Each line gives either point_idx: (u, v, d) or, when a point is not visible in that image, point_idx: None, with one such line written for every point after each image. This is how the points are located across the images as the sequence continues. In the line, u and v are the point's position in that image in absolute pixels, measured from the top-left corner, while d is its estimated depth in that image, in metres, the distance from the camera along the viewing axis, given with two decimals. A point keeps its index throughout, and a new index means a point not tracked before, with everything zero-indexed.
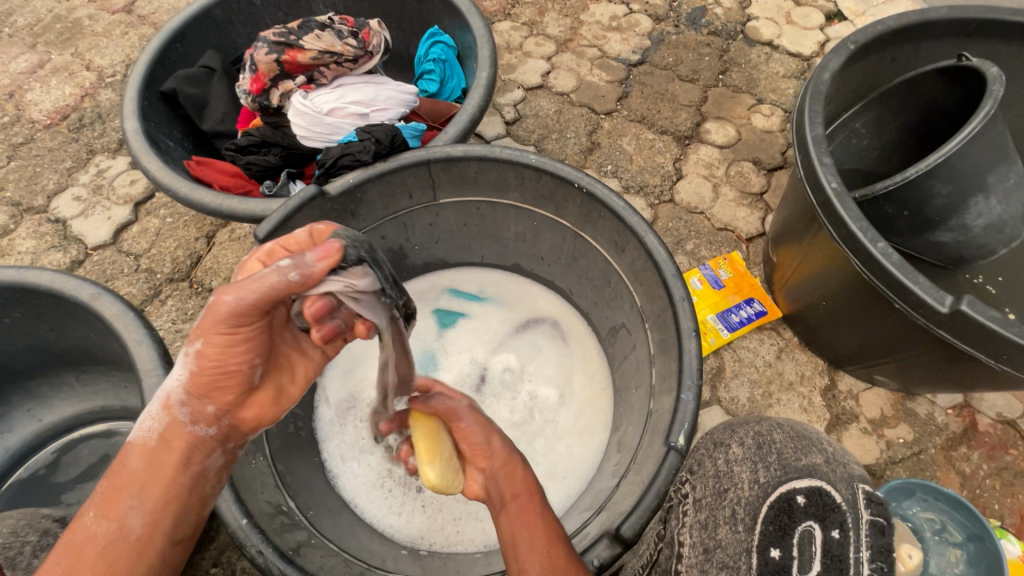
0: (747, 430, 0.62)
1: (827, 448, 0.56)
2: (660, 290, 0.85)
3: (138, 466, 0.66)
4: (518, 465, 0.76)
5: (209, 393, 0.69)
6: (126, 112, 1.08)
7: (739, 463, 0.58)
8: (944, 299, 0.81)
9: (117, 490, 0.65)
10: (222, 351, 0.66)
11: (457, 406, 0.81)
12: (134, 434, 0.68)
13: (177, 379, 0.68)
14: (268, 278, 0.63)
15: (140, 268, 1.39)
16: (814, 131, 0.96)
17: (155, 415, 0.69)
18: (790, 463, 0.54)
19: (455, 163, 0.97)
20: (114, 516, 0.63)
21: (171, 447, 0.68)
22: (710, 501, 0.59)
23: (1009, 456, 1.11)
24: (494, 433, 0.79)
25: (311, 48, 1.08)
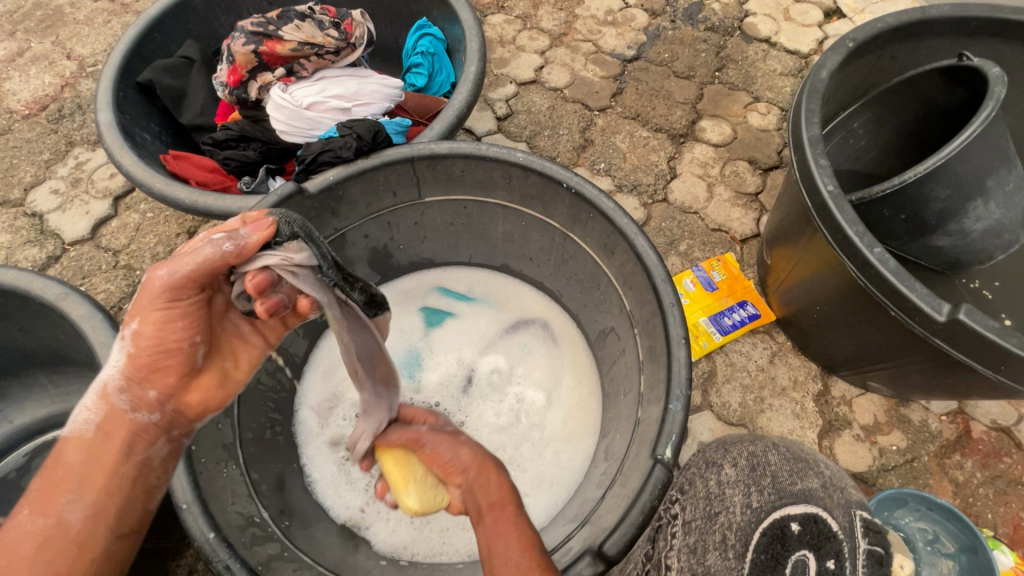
0: (739, 450, 0.66)
1: (822, 473, 0.61)
2: (649, 294, 0.82)
3: (77, 458, 0.67)
4: (493, 470, 0.70)
5: (150, 377, 0.70)
6: (100, 103, 1.04)
7: (731, 486, 0.61)
8: (941, 307, 0.78)
9: (58, 483, 0.66)
10: (159, 329, 0.68)
11: (419, 432, 0.78)
12: (71, 428, 0.69)
13: (114, 367, 0.70)
14: (198, 251, 0.66)
15: (119, 265, 1.35)
16: (810, 132, 0.93)
17: (93, 406, 0.70)
18: (785, 487, 0.58)
19: (440, 160, 0.93)
20: (53, 511, 0.64)
21: (111, 435, 0.69)
22: (700, 524, 0.61)
23: (1003, 465, 1.10)
24: (463, 444, 0.74)
25: (291, 39, 1.05)
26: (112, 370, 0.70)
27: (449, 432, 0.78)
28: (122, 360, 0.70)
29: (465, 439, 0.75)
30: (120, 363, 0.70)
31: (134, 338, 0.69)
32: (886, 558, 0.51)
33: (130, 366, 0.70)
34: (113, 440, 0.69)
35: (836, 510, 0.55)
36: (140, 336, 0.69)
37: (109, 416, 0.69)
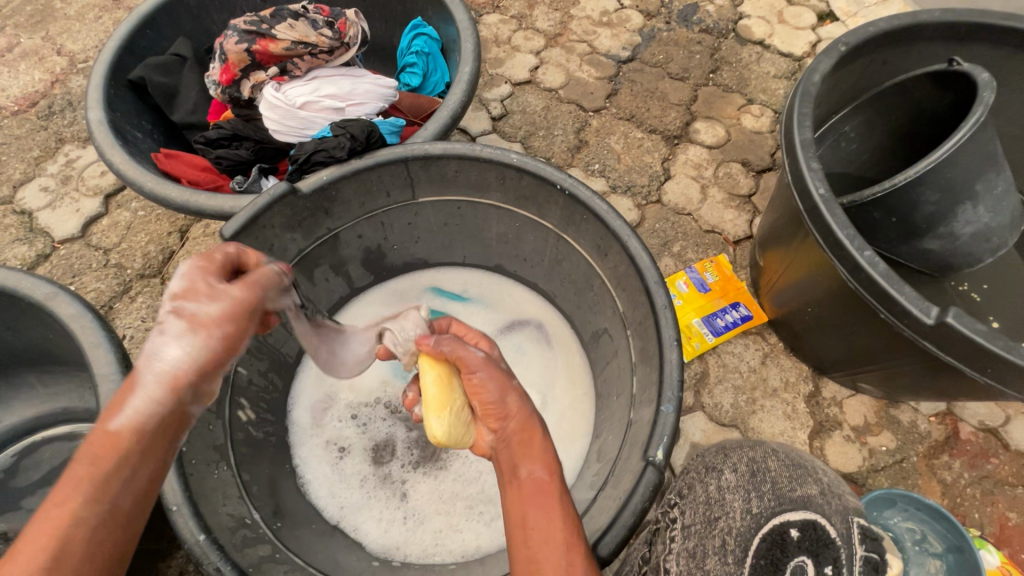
0: (741, 456, 0.66)
1: (820, 479, 0.60)
2: (642, 296, 0.83)
3: (138, 448, 0.54)
4: (540, 432, 0.66)
5: (216, 369, 0.61)
6: (91, 101, 1.03)
7: (732, 492, 0.61)
8: (929, 310, 0.79)
9: (110, 473, 0.51)
10: (239, 328, 0.63)
11: (471, 354, 0.71)
12: (120, 419, 0.54)
13: (187, 353, 0.59)
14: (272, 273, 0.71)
15: (110, 264, 1.34)
16: (802, 135, 0.94)
17: (154, 393, 0.56)
18: (783, 494, 0.58)
19: (434, 161, 0.93)
20: (109, 496, 0.51)
21: (174, 425, 0.57)
22: (700, 529, 0.62)
23: (990, 465, 1.11)
24: (512, 390, 0.69)
25: (284, 37, 1.04)
26: (176, 357, 0.58)
27: (501, 368, 0.72)
28: (198, 347, 0.59)
29: (516, 384, 0.70)
30: (191, 350, 0.59)
31: (212, 332, 0.60)
32: (880, 564, 0.51)
33: (205, 356, 0.60)
34: (172, 431, 0.57)
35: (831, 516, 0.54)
36: (213, 327, 0.61)
37: (176, 407, 0.57)
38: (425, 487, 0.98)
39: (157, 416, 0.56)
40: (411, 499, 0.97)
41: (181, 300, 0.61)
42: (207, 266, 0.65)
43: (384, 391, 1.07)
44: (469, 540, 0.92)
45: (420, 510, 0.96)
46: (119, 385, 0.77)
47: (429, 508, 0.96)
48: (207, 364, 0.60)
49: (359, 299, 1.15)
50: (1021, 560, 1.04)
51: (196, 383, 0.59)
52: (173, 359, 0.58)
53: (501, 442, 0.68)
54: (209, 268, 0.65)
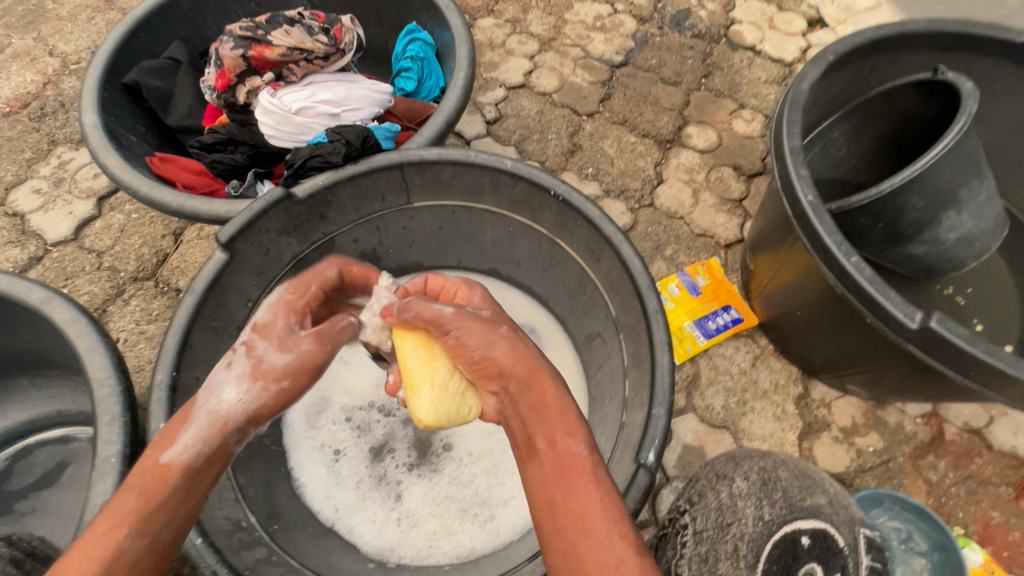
0: (751, 463, 0.69)
1: (822, 488, 0.67)
2: (634, 300, 0.84)
3: (182, 485, 0.60)
4: (548, 387, 0.64)
5: (266, 416, 0.67)
6: (85, 105, 1.04)
7: (745, 499, 0.65)
8: (913, 315, 0.81)
9: (153, 504, 0.58)
10: (298, 386, 0.67)
11: (442, 313, 0.69)
12: (172, 453, 0.61)
13: (237, 400, 0.64)
14: (347, 326, 0.75)
15: (103, 266, 1.33)
16: (791, 142, 0.96)
17: (204, 434, 0.62)
18: (793, 503, 0.64)
19: (429, 166, 0.94)
20: (151, 528, 0.57)
21: (218, 465, 0.63)
22: (712, 534, 0.64)
23: (974, 465, 1.13)
24: (501, 339, 0.66)
25: (280, 43, 1.04)
26: (232, 401, 0.64)
27: (480, 318, 0.69)
28: (252, 397, 0.64)
29: (506, 331, 0.68)
30: (247, 398, 0.64)
31: (269, 384, 0.65)
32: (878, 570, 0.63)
33: (258, 406, 0.65)
34: (213, 470, 0.63)
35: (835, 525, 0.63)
36: (271, 376, 0.66)
37: (220, 449, 0.63)
38: (420, 490, 0.99)
39: (202, 456, 0.62)
40: (405, 501, 0.98)
41: (255, 340, 0.68)
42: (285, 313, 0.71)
43: (379, 393, 1.08)
44: (463, 542, 0.93)
45: (415, 512, 0.97)
46: (115, 390, 0.77)
47: (424, 511, 0.97)
48: (259, 413, 0.65)
49: None
50: (1004, 557, 1.06)
51: (244, 428, 0.65)
52: (229, 403, 0.64)
53: (508, 405, 0.65)
54: (295, 309, 0.73)
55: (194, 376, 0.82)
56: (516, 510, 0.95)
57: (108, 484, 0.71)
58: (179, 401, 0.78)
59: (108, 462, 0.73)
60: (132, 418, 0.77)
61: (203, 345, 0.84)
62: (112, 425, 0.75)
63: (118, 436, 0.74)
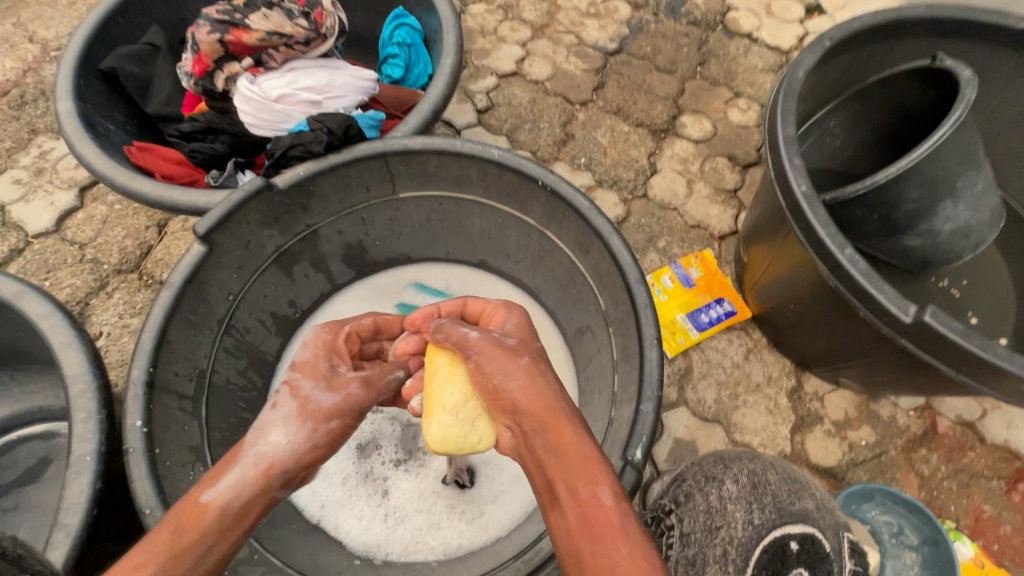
0: (737, 467, 0.70)
1: (806, 492, 0.68)
2: (624, 294, 0.82)
3: (218, 528, 0.55)
4: (566, 426, 0.59)
5: (315, 462, 0.64)
6: (60, 92, 1.00)
7: (733, 502, 0.67)
8: (908, 308, 0.80)
9: (181, 548, 0.53)
10: (343, 428, 0.66)
11: (467, 338, 0.68)
12: (213, 492, 0.57)
13: (286, 441, 0.62)
14: (394, 380, 0.75)
15: (85, 259, 1.31)
16: (786, 131, 0.93)
17: (249, 475, 0.59)
18: (781, 507, 0.66)
19: (414, 156, 0.92)
20: (180, 572, 0.52)
21: (256, 512, 0.58)
22: (700, 537, 0.66)
23: (966, 458, 1.13)
24: (519, 371, 0.63)
25: (258, 27, 1.00)
26: (279, 442, 0.62)
27: (504, 346, 0.67)
28: (301, 439, 0.62)
29: (525, 363, 0.64)
30: (295, 440, 0.62)
31: (318, 424, 0.64)
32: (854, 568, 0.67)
33: (307, 449, 0.63)
34: (252, 517, 0.58)
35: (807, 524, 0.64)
36: (317, 416, 0.65)
37: (264, 494, 0.59)
38: (407, 485, 0.98)
39: (243, 499, 0.58)
40: (392, 497, 0.97)
41: (300, 381, 0.68)
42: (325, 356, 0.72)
43: None
44: (451, 538, 0.92)
45: (402, 508, 0.96)
46: (91, 386, 0.74)
47: (411, 506, 0.96)
48: (308, 457, 0.63)
49: (341, 294, 1.13)
50: (994, 550, 1.06)
51: (290, 473, 0.61)
52: (277, 445, 0.61)
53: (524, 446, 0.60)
54: (335, 354, 0.73)
55: (172, 373, 0.80)
56: (505, 506, 0.94)
57: (83, 482, 0.68)
58: (156, 397, 0.76)
59: (84, 459, 0.70)
60: (108, 415, 0.74)
61: (181, 339, 0.82)
62: (88, 422, 0.72)
63: (93, 433, 0.71)
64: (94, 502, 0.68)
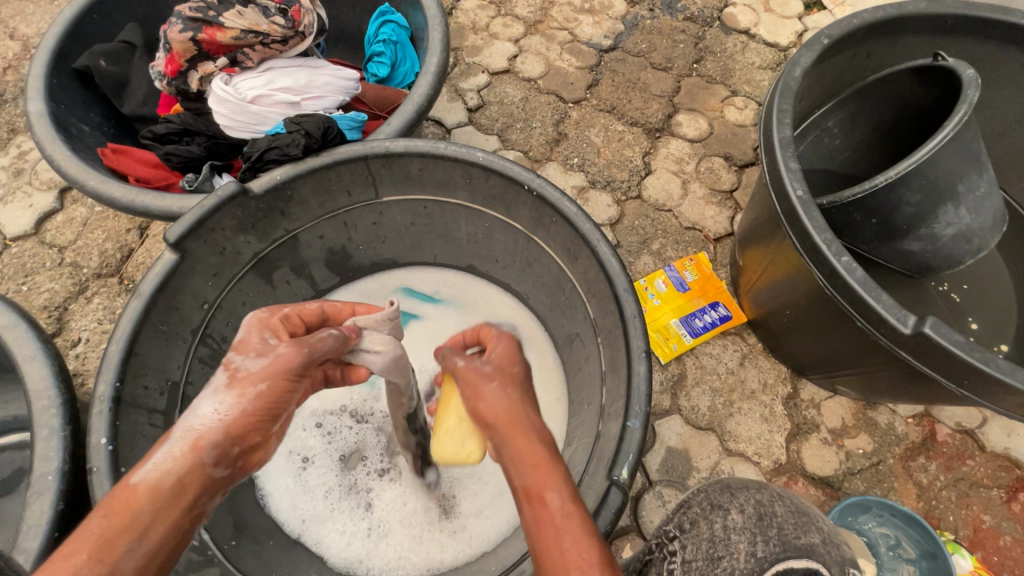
0: (746, 495, 0.52)
1: (824, 528, 0.49)
2: (612, 303, 0.79)
3: (151, 509, 0.52)
4: (521, 436, 0.57)
5: (251, 433, 0.58)
6: (30, 92, 0.97)
7: (738, 532, 0.48)
8: (907, 319, 0.77)
9: (112, 531, 0.50)
10: (277, 393, 0.60)
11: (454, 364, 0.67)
12: (140, 473, 0.53)
13: (215, 413, 0.56)
14: (329, 337, 0.66)
15: (64, 263, 1.27)
16: (781, 133, 0.90)
17: (177, 453, 0.54)
18: (789, 540, 0.46)
19: (396, 159, 0.88)
20: (111, 556, 0.49)
21: (192, 490, 0.54)
22: (700, 566, 0.48)
23: (965, 467, 1.10)
24: (488, 393, 0.61)
25: (233, 26, 0.97)
26: (208, 415, 0.56)
27: (481, 370, 0.64)
28: (230, 408, 0.57)
29: (496, 386, 0.62)
30: (225, 410, 0.57)
31: (246, 389, 0.58)
32: None
33: (239, 419, 0.57)
34: (188, 496, 0.54)
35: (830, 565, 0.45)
36: (247, 382, 0.59)
37: (196, 471, 0.55)
38: (390, 496, 0.95)
39: (174, 477, 0.54)
40: (376, 510, 0.94)
41: (232, 353, 0.61)
42: (256, 328, 0.64)
43: (351, 397, 1.03)
44: (433, 553, 0.90)
45: (385, 522, 0.93)
46: (55, 402, 0.72)
47: (395, 520, 0.93)
48: (239, 426, 0.57)
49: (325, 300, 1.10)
50: (993, 563, 1.03)
51: (223, 446, 0.56)
52: (206, 418, 0.56)
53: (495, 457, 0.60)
54: (269, 325, 0.66)
55: (141, 387, 0.78)
56: (490, 521, 0.92)
57: (45, 503, 0.67)
58: (122, 413, 0.74)
59: (45, 479, 0.68)
60: (73, 431, 0.72)
61: (151, 350, 0.80)
62: (51, 439, 0.70)
63: (56, 451, 0.69)
64: (55, 524, 0.66)
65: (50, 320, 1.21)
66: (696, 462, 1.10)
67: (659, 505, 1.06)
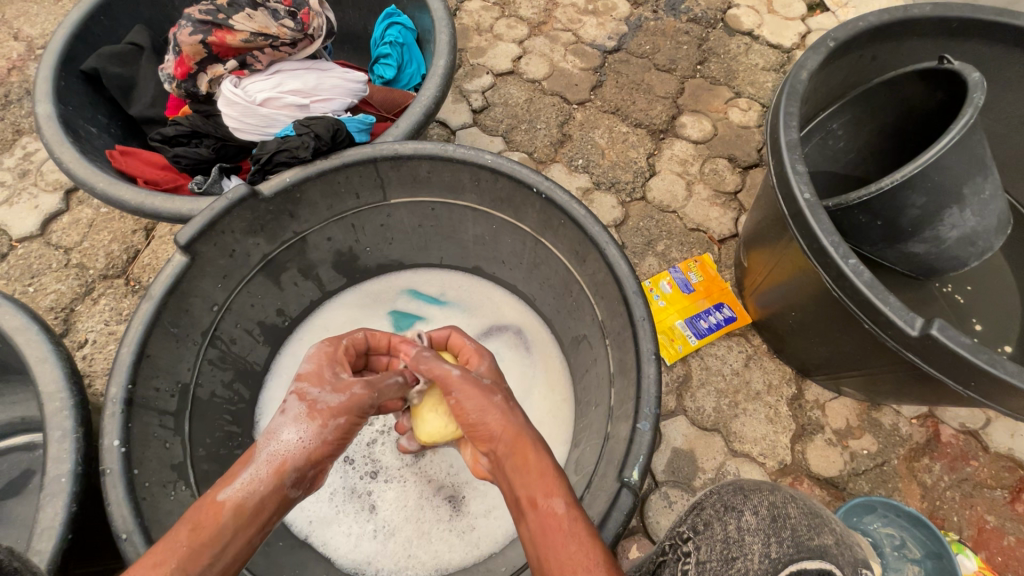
0: (760, 496, 0.52)
1: (837, 529, 0.50)
2: (620, 305, 0.80)
3: (234, 526, 0.53)
4: (531, 449, 0.60)
5: (327, 460, 0.60)
6: (39, 94, 0.97)
7: (752, 533, 0.48)
8: (914, 321, 0.77)
9: (199, 542, 0.52)
10: (352, 424, 0.62)
11: (448, 374, 0.65)
12: (228, 490, 0.54)
13: (300, 439, 0.58)
14: (393, 384, 0.69)
15: (71, 263, 1.27)
16: (788, 135, 0.91)
17: (263, 475, 0.56)
18: (803, 541, 0.46)
19: (405, 162, 0.88)
20: (195, 566, 0.51)
21: (271, 510, 0.56)
22: (715, 567, 0.49)
23: (969, 467, 1.10)
24: (494, 406, 0.62)
25: (243, 29, 0.97)
26: (291, 440, 0.58)
27: (481, 384, 0.65)
28: (313, 437, 0.58)
29: (500, 400, 0.63)
30: (307, 437, 0.58)
31: (327, 420, 0.60)
32: None
33: (320, 447, 0.59)
34: (267, 513, 0.56)
35: (844, 567, 0.45)
36: (327, 415, 0.60)
37: (278, 494, 0.56)
38: (392, 496, 0.96)
39: (257, 498, 0.55)
40: (381, 511, 0.95)
41: (307, 385, 0.62)
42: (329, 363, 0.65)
43: None
44: (441, 552, 0.91)
45: (393, 523, 0.94)
46: (67, 403, 0.72)
47: (403, 521, 0.94)
48: (320, 454, 0.59)
49: (333, 300, 1.11)
50: (997, 562, 1.04)
51: (304, 470, 0.58)
52: (292, 443, 0.57)
53: (496, 469, 0.61)
54: (337, 359, 0.67)
55: (152, 389, 0.78)
56: (497, 521, 0.92)
57: (58, 505, 0.67)
58: (135, 415, 0.75)
59: (58, 481, 0.68)
60: (85, 433, 0.72)
61: (162, 352, 0.80)
62: (63, 441, 0.70)
63: (69, 453, 0.70)
64: (68, 526, 0.66)
65: (56, 321, 1.21)
66: (701, 462, 1.11)
67: (666, 506, 1.06)
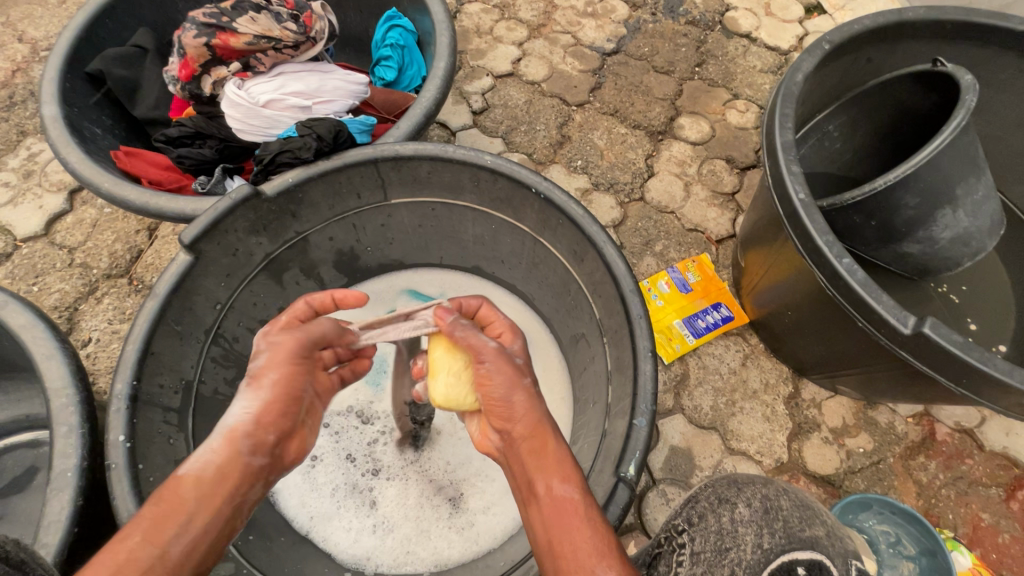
0: (753, 489, 0.53)
1: (828, 522, 0.51)
2: (618, 304, 0.81)
3: (193, 496, 0.57)
4: (550, 436, 0.60)
5: (276, 423, 0.63)
6: (46, 96, 0.98)
7: (745, 524, 0.50)
8: (907, 320, 0.78)
9: (164, 520, 0.54)
10: (288, 379, 0.65)
11: (483, 344, 0.64)
12: (185, 466, 0.59)
13: (242, 409, 0.62)
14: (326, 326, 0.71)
15: (75, 263, 1.29)
16: (784, 137, 0.92)
17: (214, 447, 0.60)
18: (794, 533, 0.47)
19: (406, 162, 0.90)
20: (161, 540, 0.54)
21: (230, 477, 0.59)
22: (709, 558, 0.50)
23: (965, 466, 1.11)
24: (523, 387, 0.63)
25: (246, 31, 0.99)
26: (237, 412, 0.62)
27: (514, 362, 0.65)
28: (253, 402, 0.62)
29: (529, 383, 0.64)
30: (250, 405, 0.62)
31: (259, 381, 0.64)
32: None
33: (263, 410, 0.62)
34: (228, 483, 0.59)
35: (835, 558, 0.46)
36: (265, 378, 0.64)
37: (235, 460, 0.59)
38: (393, 493, 0.97)
39: (213, 467, 0.59)
40: (381, 507, 0.96)
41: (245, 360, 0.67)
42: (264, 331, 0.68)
43: (358, 398, 1.05)
44: (441, 548, 0.92)
45: (392, 519, 0.95)
46: (73, 400, 0.74)
47: (402, 517, 0.95)
48: (265, 416, 0.62)
49: None
50: (992, 560, 1.05)
51: (255, 435, 0.61)
52: (237, 412, 0.61)
53: (509, 453, 0.62)
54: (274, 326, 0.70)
55: (157, 385, 0.80)
56: (496, 518, 0.94)
57: (64, 499, 0.68)
58: (139, 411, 0.76)
59: (65, 476, 0.69)
60: (91, 428, 0.74)
61: (166, 350, 0.81)
62: (69, 436, 0.72)
63: (75, 448, 0.71)
64: (74, 519, 0.68)
65: (60, 320, 1.22)
66: (699, 460, 1.12)
67: (663, 503, 1.07)
